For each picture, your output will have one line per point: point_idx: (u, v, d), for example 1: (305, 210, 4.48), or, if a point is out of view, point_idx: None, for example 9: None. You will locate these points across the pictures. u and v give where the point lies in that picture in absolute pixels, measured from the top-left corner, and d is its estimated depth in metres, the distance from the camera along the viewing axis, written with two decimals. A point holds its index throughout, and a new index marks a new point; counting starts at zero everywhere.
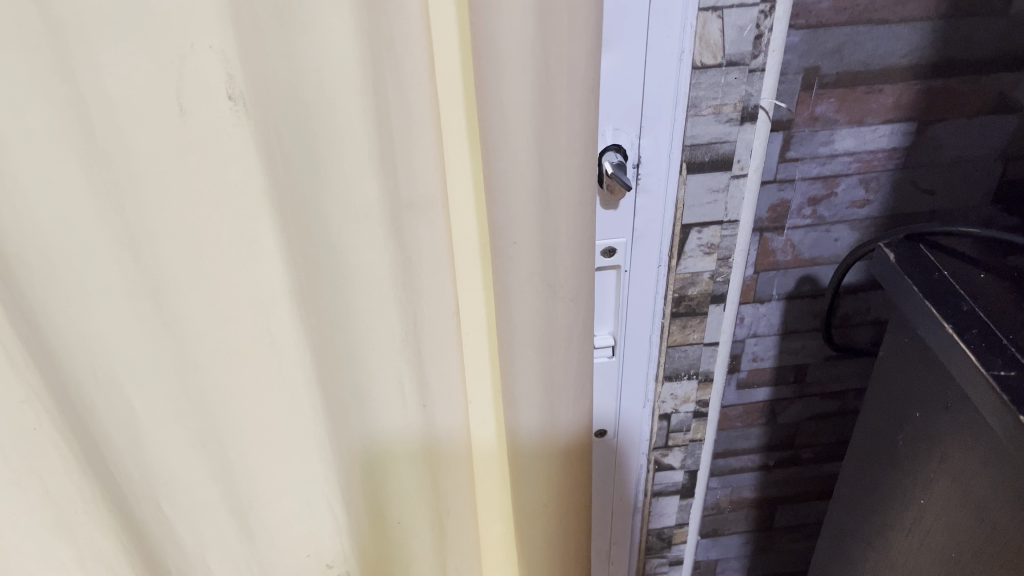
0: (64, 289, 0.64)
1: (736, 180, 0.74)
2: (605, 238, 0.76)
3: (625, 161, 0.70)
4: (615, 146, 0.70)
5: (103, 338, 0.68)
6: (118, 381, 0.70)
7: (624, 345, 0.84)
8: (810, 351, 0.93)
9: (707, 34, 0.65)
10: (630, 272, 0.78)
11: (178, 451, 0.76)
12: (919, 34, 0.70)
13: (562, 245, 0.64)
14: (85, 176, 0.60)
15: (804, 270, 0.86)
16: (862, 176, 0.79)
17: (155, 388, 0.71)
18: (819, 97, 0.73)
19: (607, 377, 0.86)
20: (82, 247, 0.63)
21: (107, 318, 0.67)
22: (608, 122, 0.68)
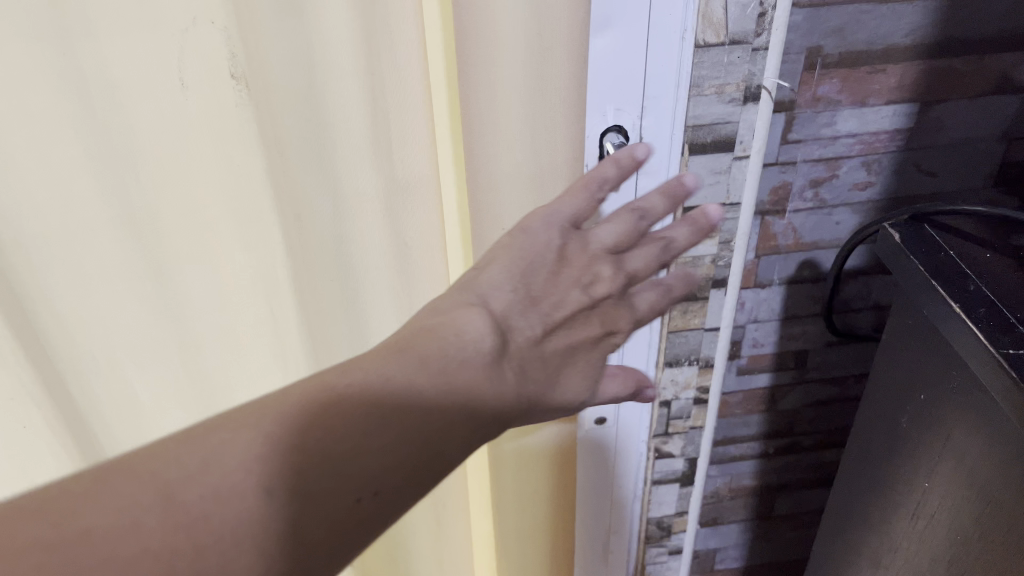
0: (69, 267, 0.67)
1: (738, 162, 0.72)
2: None
3: (626, 142, 0.69)
4: (617, 127, 0.69)
5: (105, 314, 0.71)
6: (119, 347, 0.73)
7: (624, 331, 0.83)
8: (810, 337, 0.93)
9: (710, 11, 0.63)
10: None
11: (177, 421, 0.80)
12: (922, 14, 0.70)
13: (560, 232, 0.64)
14: (86, 148, 0.61)
15: (805, 255, 0.85)
16: (863, 158, 0.78)
17: (153, 364, 0.75)
18: (821, 77, 0.72)
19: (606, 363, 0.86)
20: (84, 218, 0.64)
21: (106, 296, 0.69)
22: (610, 102, 0.67)
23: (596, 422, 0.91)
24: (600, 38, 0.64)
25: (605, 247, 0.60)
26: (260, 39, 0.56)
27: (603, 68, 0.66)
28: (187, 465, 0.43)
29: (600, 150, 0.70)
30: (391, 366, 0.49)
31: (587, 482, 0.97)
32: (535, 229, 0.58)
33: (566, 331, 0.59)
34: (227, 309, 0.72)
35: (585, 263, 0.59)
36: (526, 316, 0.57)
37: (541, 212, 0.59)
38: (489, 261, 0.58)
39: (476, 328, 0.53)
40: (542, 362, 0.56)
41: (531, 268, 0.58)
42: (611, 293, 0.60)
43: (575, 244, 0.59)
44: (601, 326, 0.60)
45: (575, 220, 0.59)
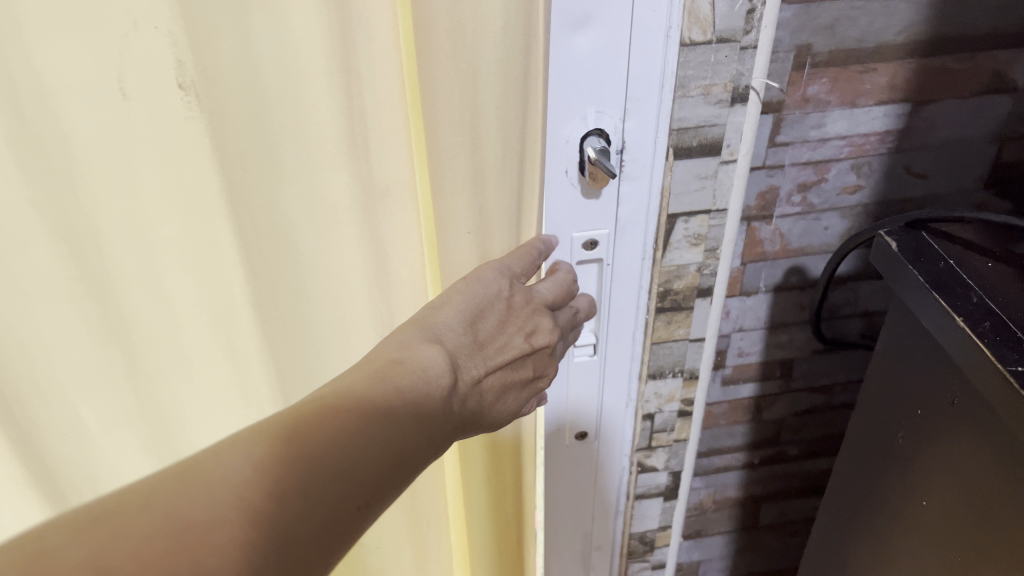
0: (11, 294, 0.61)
1: (725, 166, 0.69)
2: (586, 229, 0.71)
3: (608, 146, 0.66)
4: (598, 130, 0.65)
5: (51, 344, 0.65)
6: (59, 380, 0.67)
7: (606, 344, 0.80)
8: (796, 345, 0.89)
9: (696, 8, 0.60)
10: (613, 266, 0.74)
11: (126, 452, 0.74)
12: (915, 10, 0.66)
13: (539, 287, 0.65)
14: (15, 165, 0.55)
15: (792, 261, 0.82)
16: (853, 161, 0.75)
17: (105, 396, 0.70)
18: (811, 77, 0.69)
19: (587, 377, 0.82)
20: (18, 241, 0.59)
21: (54, 323, 0.64)
22: (590, 104, 0.63)
23: (576, 437, 0.87)
24: (579, 36, 0.60)
25: (543, 301, 0.64)
26: (214, 47, 0.52)
27: (580, 71, 0.61)
28: (240, 467, 0.43)
29: (580, 155, 0.65)
30: (376, 395, 0.49)
31: (562, 494, 0.93)
32: (487, 278, 0.59)
33: (503, 377, 0.61)
34: (187, 337, 0.67)
35: (527, 316, 0.62)
36: (480, 358, 0.58)
37: (488, 265, 0.61)
38: (444, 301, 0.58)
39: (437, 364, 0.53)
40: (485, 398, 0.59)
41: (482, 315, 0.59)
42: (547, 345, 0.64)
43: (519, 297, 0.61)
44: (532, 371, 0.64)
45: (521, 275, 0.62)
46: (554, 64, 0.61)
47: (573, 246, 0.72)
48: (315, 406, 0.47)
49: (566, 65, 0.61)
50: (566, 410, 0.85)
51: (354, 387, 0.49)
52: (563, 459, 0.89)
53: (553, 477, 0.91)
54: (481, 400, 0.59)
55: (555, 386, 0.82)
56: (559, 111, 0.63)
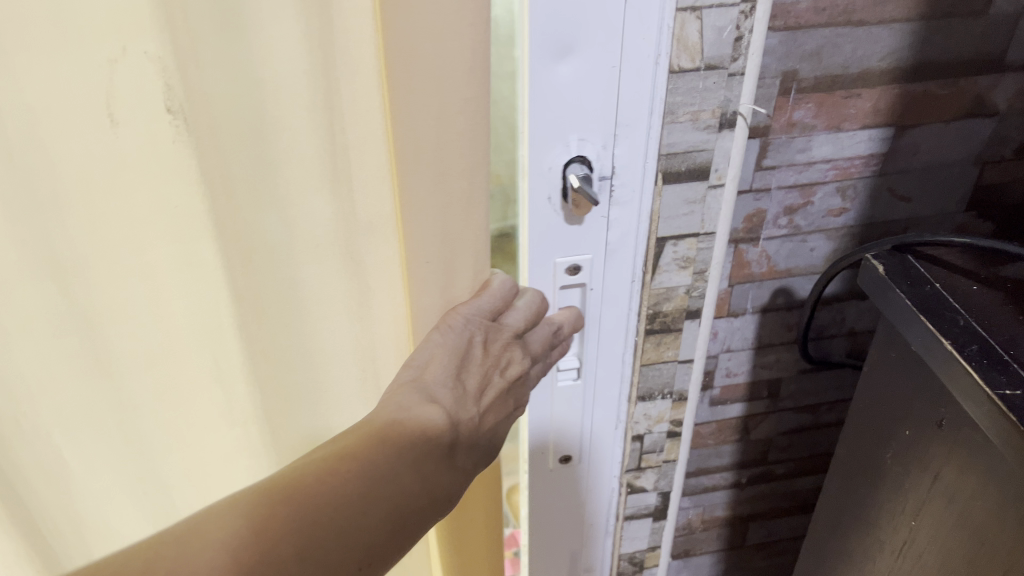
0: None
1: (714, 190, 0.70)
2: (569, 255, 0.72)
3: (590, 172, 0.66)
4: (580, 157, 0.65)
5: (31, 382, 0.63)
6: (43, 421, 0.65)
7: (590, 368, 0.80)
8: (783, 365, 0.90)
9: (685, 36, 0.61)
10: (597, 291, 0.74)
11: (112, 491, 0.72)
12: (897, 36, 0.68)
13: (511, 318, 0.63)
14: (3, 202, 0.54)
15: (779, 282, 0.83)
16: (838, 184, 0.76)
17: (88, 435, 0.68)
18: (796, 102, 0.70)
19: (571, 402, 0.83)
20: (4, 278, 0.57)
21: (36, 362, 0.62)
22: (573, 132, 0.64)
23: (562, 461, 0.87)
24: (562, 65, 0.60)
25: (517, 335, 0.63)
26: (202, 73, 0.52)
27: (561, 97, 0.62)
28: (243, 529, 0.43)
29: (563, 182, 0.66)
30: (372, 456, 0.49)
31: (547, 518, 0.93)
32: (460, 326, 0.59)
33: (499, 415, 0.61)
34: (173, 369, 0.66)
35: (503, 351, 0.62)
36: (473, 402, 0.58)
37: (457, 311, 0.60)
38: (426, 361, 0.57)
39: (432, 424, 0.53)
40: (488, 439, 0.60)
41: (464, 364, 0.59)
42: (524, 374, 0.64)
43: (493, 335, 0.61)
44: (516, 403, 0.64)
45: (492, 312, 0.61)
46: (536, 90, 0.61)
47: (556, 272, 0.72)
48: (317, 468, 0.47)
49: (551, 92, 0.62)
50: (550, 436, 0.85)
51: (345, 447, 0.49)
52: (548, 483, 0.89)
53: (538, 500, 0.91)
54: (486, 441, 0.59)
55: (538, 412, 0.83)
56: (542, 138, 0.64)
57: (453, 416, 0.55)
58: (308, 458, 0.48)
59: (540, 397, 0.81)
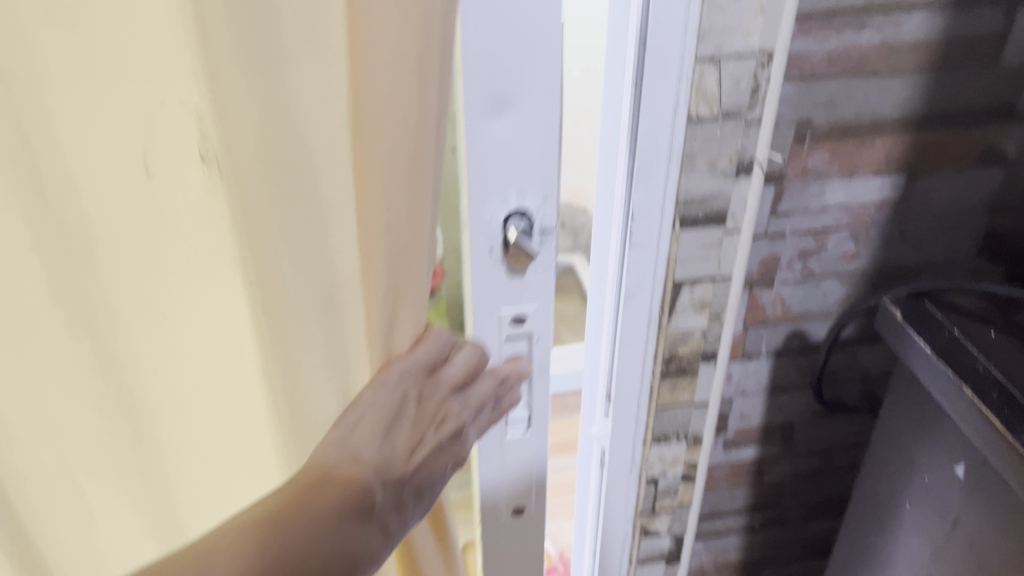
0: (21, 383, 0.59)
1: (730, 236, 0.71)
2: (512, 306, 0.72)
3: (529, 225, 0.67)
4: (520, 210, 0.66)
5: (55, 430, 0.63)
6: (65, 466, 0.65)
7: (538, 418, 0.81)
8: (797, 408, 0.90)
9: (704, 85, 0.63)
10: (541, 340, 0.75)
11: (128, 533, 0.72)
12: (909, 86, 0.69)
13: (453, 371, 0.60)
14: (36, 249, 0.55)
15: (793, 326, 0.83)
16: (851, 230, 0.77)
17: (107, 479, 0.68)
18: (811, 149, 0.71)
19: (520, 454, 0.83)
20: (35, 325, 0.57)
21: (64, 410, 0.62)
22: (512, 186, 0.65)
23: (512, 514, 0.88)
24: (499, 121, 0.61)
25: (454, 387, 0.60)
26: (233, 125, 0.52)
27: (493, 155, 0.63)
28: None
29: (504, 235, 0.67)
30: (294, 522, 0.48)
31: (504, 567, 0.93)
32: (393, 382, 0.56)
33: (435, 472, 0.58)
34: (195, 408, 0.66)
35: (439, 405, 0.58)
36: (403, 462, 0.55)
37: (392, 365, 0.57)
38: (354, 421, 0.55)
39: (354, 489, 0.52)
40: (418, 499, 0.57)
41: (395, 422, 0.56)
42: (463, 428, 0.60)
43: (428, 389, 0.58)
44: (457, 458, 0.60)
45: (428, 366, 0.58)
46: (472, 147, 0.62)
47: (499, 322, 0.73)
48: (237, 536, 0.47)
49: (489, 150, 0.63)
50: (503, 486, 0.86)
51: (268, 514, 0.48)
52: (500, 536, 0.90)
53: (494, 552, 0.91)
54: (416, 501, 0.57)
55: (488, 464, 0.83)
56: (481, 194, 0.65)
57: (376, 481, 0.53)
58: (231, 525, 0.48)
59: (489, 447, 0.82)
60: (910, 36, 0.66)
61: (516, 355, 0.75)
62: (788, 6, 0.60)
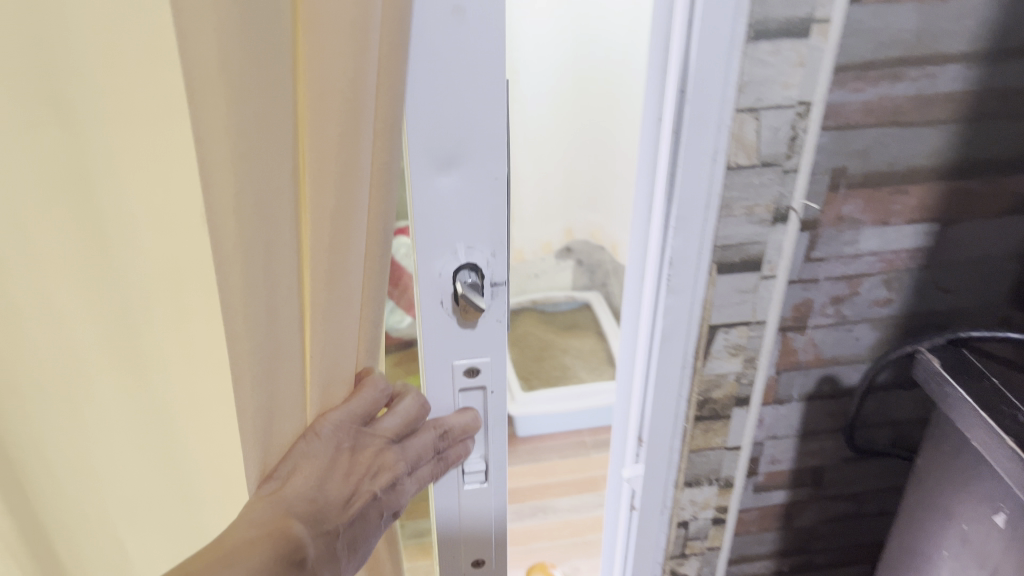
0: (65, 421, 0.63)
1: (765, 281, 0.73)
2: (465, 358, 0.67)
3: (480, 279, 0.63)
4: (470, 264, 0.62)
5: (98, 466, 0.66)
6: (104, 496, 0.68)
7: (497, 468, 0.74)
8: (828, 453, 0.90)
9: (743, 135, 0.65)
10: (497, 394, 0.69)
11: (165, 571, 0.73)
12: (942, 136, 0.70)
13: (388, 422, 0.59)
14: (93, 296, 0.58)
15: (824, 370, 0.83)
16: (884, 276, 0.78)
17: (143, 518, 0.70)
18: (845, 197, 0.72)
19: (478, 505, 0.76)
20: (85, 368, 0.61)
21: (104, 449, 0.65)
22: (459, 239, 0.61)
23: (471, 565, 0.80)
24: (444, 178, 0.58)
25: (389, 438, 0.59)
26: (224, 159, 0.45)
27: (438, 212, 0.60)
28: None
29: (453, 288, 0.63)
30: None
31: None
32: (326, 435, 0.55)
33: (367, 523, 0.58)
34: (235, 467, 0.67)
35: (374, 456, 0.57)
36: (336, 514, 0.55)
37: (327, 416, 0.56)
38: (289, 472, 0.55)
39: (281, 547, 0.50)
40: (351, 548, 0.57)
41: (327, 475, 0.55)
42: (399, 478, 0.59)
43: (363, 440, 0.57)
44: (391, 507, 0.60)
45: (364, 417, 0.57)
46: (417, 204, 0.59)
47: (453, 374, 0.68)
48: None
49: (438, 207, 0.59)
50: (460, 540, 0.78)
51: None
52: None
53: None
54: (348, 552, 0.57)
55: (444, 509, 0.75)
56: (427, 249, 0.61)
57: (308, 533, 0.53)
58: None
59: (445, 500, 0.74)
60: (944, 87, 0.67)
61: (470, 408, 0.70)
62: (826, 59, 0.62)
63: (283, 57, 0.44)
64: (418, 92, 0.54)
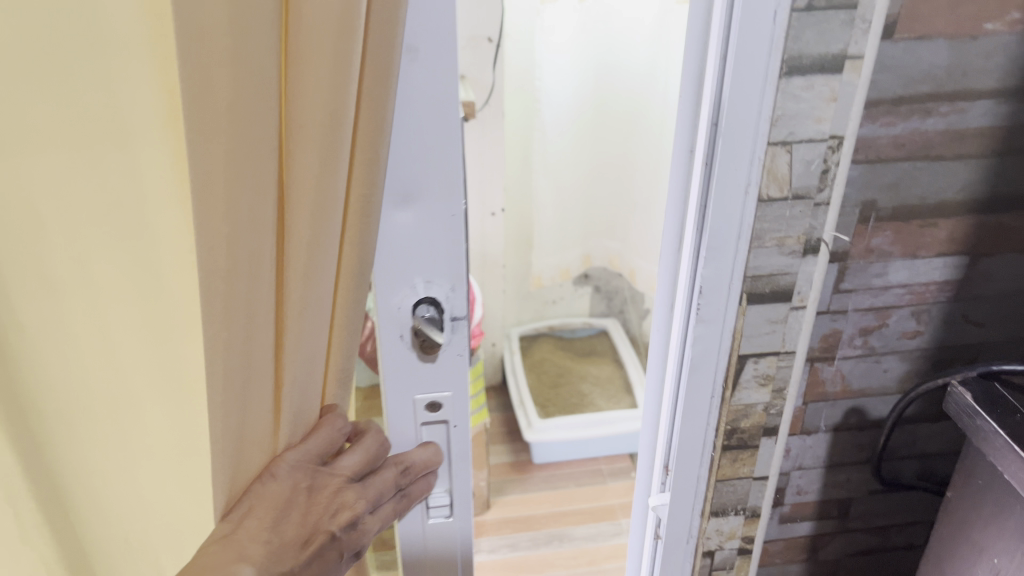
0: (104, 447, 0.64)
1: (795, 311, 0.74)
2: (425, 393, 0.68)
3: (440, 314, 0.64)
4: (429, 299, 0.63)
5: (135, 490, 0.67)
6: (139, 519, 0.69)
7: (462, 504, 0.74)
8: (854, 485, 0.90)
9: (775, 167, 0.66)
10: (460, 427, 0.70)
11: None
12: (972, 171, 0.71)
13: (347, 458, 0.59)
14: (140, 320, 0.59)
15: (851, 402, 0.84)
16: (913, 308, 0.78)
17: (190, 554, 0.70)
18: (875, 230, 0.72)
19: (442, 540, 0.76)
20: (128, 391, 0.62)
21: (147, 480, 0.66)
22: (418, 274, 0.62)
23: None
24: (448, 208, 0.60)
25: (349, 475, 0.58)
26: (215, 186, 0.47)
27: (405, 242, 0.61)
28: None
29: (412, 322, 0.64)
30: None
31: None
32: (282, 474, 0.55)
33: (328, 565, 0.56)
34: None
35: (333, 493, 0.57)
36: (293, 554, 0.54)
37: (284, 455, 0.56)
38: (243, 513, 0.54)
39: None
40: None
41: (284, 514, 0.55)
42: (361, 516, 0.58)
43: (321, 477, 0.57)
44: (354, 548, 0.58)
45: (322, 455, 0.57)
46: (416, 233, 0.60)
47: (415, 409, 0.68)
48: None
49: (406, 236, 0.60)
50: (424, 565, 0.77)
51: None
52: None
53: None
54: None
55: (410, 538, 0.75)
56: (387, 282, 0.62)
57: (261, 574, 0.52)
58: None
59: (409, 529, 0.75)
60: (974, 122, 0.68)
61: (432, 442, 0.70)
62: (858, 94, 0.64)
63: (266, 88, 0.46)
64: (401, 123, 0.56)
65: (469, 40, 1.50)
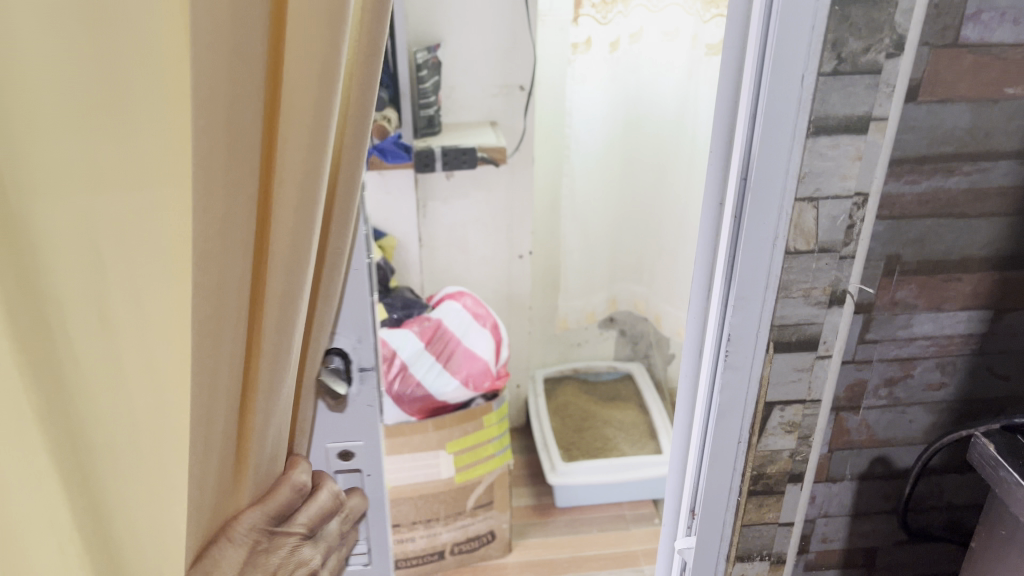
0: (143, 487, 0.66)
1: (821, 360, 0.76)
2: (338, 442, 0.73)
3: (347, 365, 0.69)
4: (338, 350, 0.68)
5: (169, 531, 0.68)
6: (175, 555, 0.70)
7: (378, 552, 0.79)
8: (879, 534, 0.91)
9: (802, 222, 0.69)
10: (373, 475, 0.75)
11: None
12: (997, 228, 0.73)
13: (298, 514, 0.67)
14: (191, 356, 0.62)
15: (877, 451, 0.85)
16: (938, 360, 0.80)
17: None
18: (899, 283, 0.75)
19: None
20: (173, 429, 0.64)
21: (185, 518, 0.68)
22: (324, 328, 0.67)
23: None
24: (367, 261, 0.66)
25: (303, 533, 0.67)
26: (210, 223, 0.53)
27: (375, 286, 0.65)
28: None
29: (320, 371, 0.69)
30: None
31: None
32: (242, 534, 0.63)
33: None
34: None
35: (290, 551, 0.66)
36: None
37: (242, 515, 0.63)
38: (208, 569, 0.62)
39: None
40: None
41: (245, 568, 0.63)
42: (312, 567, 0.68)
43: (279, 536, 0.65)
44: None
45: (279, 517, 0.65)
46: None
47: (328, 457, 0.73)
48: None
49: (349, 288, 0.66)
50: None
51: None
52: None
53: None
54: None
55: None
56: None
57: None
58: None
59: None
60: (997, 181, 0.70)
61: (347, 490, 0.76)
62: (882, 153, 0.67)
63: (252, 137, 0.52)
64: None
65: (501, 88, 1.53)
